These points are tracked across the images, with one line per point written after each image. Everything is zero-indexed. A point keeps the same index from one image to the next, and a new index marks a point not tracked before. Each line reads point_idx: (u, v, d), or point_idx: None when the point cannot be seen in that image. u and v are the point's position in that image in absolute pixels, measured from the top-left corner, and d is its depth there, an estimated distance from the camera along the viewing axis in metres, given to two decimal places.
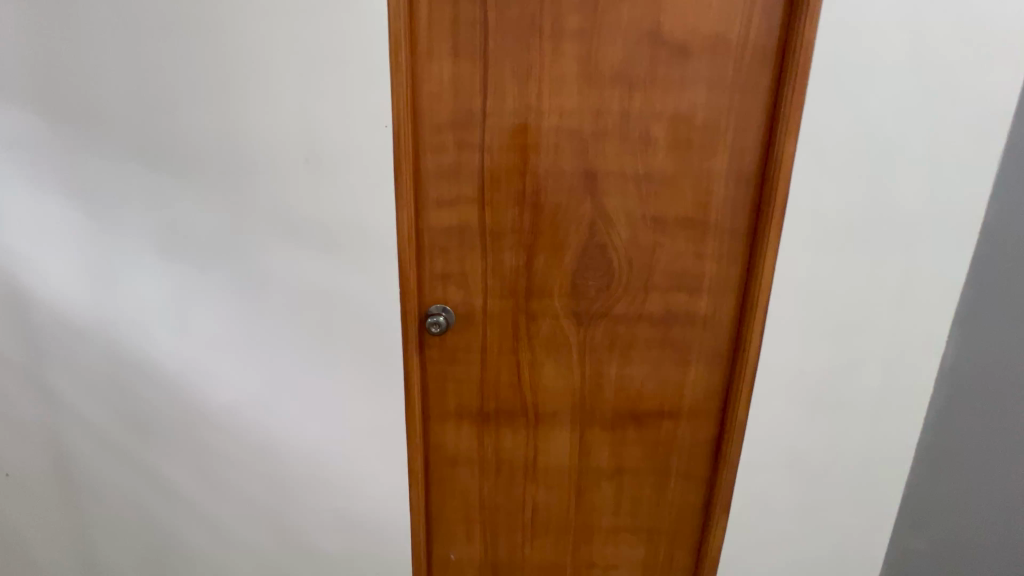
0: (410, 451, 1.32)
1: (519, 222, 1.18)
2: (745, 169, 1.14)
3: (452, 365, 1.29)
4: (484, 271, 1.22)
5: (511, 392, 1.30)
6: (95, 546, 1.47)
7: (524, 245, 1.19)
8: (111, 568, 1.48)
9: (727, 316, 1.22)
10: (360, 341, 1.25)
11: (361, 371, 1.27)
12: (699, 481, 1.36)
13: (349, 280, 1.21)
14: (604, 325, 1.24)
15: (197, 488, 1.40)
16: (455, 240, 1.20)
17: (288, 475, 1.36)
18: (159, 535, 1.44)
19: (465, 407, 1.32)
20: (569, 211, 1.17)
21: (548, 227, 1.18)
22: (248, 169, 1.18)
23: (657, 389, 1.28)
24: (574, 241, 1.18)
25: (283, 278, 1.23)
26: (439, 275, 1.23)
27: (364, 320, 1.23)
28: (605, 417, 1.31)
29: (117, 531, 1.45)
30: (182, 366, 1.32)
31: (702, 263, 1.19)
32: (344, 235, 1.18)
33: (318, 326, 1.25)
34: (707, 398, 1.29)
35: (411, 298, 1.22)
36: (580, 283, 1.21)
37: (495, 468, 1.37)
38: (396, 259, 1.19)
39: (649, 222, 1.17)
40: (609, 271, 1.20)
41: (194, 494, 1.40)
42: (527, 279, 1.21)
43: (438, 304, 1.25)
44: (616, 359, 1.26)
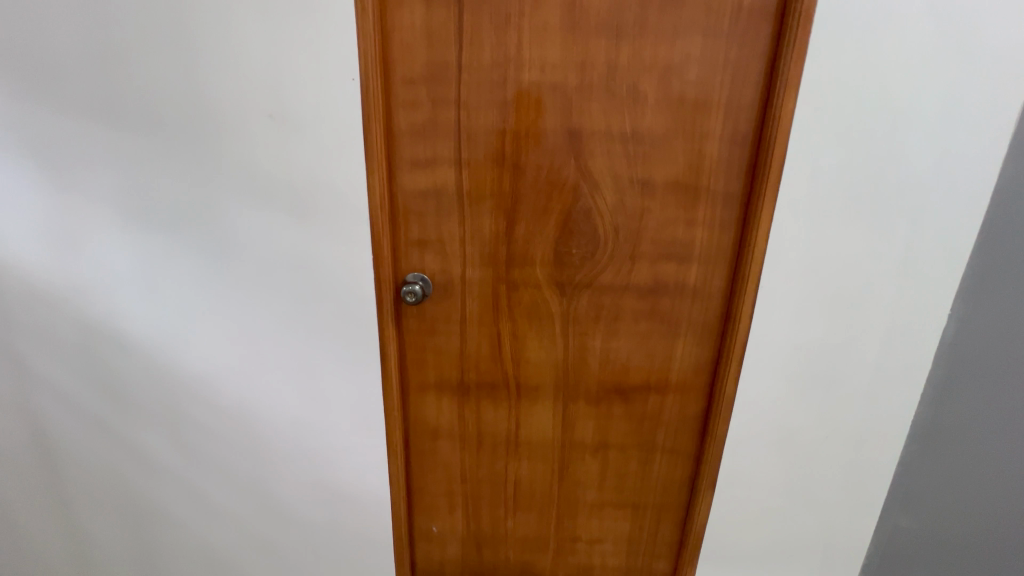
0: (388, 423, 1.29)
1: (500, 188, 1.11)
2: (740, 129, 1.05)
3: (430, 336, 1.24)
4: (463, 238, 1.15)
5: (491, 365, 1.26)
6: (76, 515, 1.46)
7: (505, 211, 1.13)
8: (95, 537, 1.48)
9: (718, 287, 1.16)
10: (335, 310, 1.20)
11: (338, 342, 1.23)
12: (685, 456, 1.32)
13: (322, 246, 1.15)
14: (589, 298, 1.18)
15: (175, 458, 1.38)
16: (431, 205, 1.14)
17: (267, 446, 1.34)
18: (141, 504, 1.43)
19: (445, 379, 1.28)
20: (551, 174, 1.10)
21: (530, 192, 1.11)
22: (212, 128, 1.11)
23: (644, 362, 1.23)
24: (557, 208, 1.12)
25: (253, 245, 1.18)
26: (415, 242, 1.17)
27: (338, 289, 1.18)
28: (589, 390, 1.27)
29: (97, 499, 1.44)
30: (153, 334, 1.28)
31: (693, 230, 1.12)
32: (315, 198, 1.12)
33: (290, 295, 1.20)
34: (694, 373, 1.24)
35: (386, 267, 1.16)
36: (562, 255, 1.15)
37: (476, 441, 1.34)
38: (370, 224, 1.13)
39: (637, 188, 1.09)
40: (594, 238, 1.13)
41: (172, 464, 1.38)
42: (508, 247, 1.15)
43: (414, 273, 1.19)
44: (602, 334, 1.21)
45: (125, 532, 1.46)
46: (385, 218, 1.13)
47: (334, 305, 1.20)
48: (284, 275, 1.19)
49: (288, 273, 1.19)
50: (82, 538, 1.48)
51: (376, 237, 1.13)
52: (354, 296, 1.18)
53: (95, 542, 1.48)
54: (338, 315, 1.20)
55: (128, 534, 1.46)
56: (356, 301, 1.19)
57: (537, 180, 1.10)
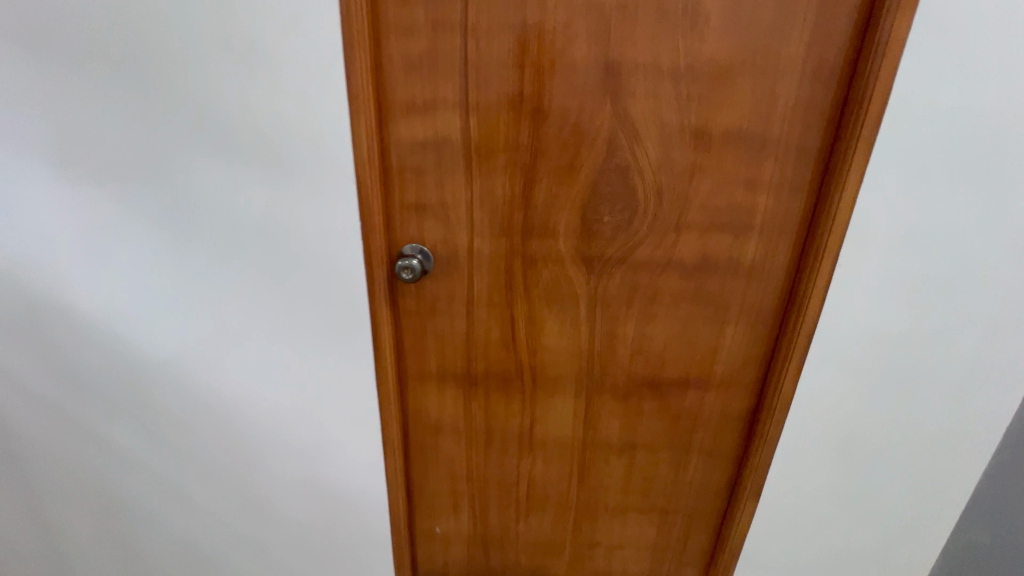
0: (384, 417, 1.12)
1: (516, 139, 0.90)
2: (827, 64, 0.82)
3: (430, 319, 1.05)
4: (470, 203, 0.95)
5: (503, 353, 1.07)
6: (38, 513, 1.31)
7: (522, 169, 0.92)
8: (63, 535, 1.33)
9: (782, 265, 0.95)
10: (318, 288, 1.01)
11: (323, 325, 1.05)
12: (725, 460, 1.14)
13: (300, 211, 0.95)
14: (621, 277, 0.98)
15: (145, 451, 1.22)
16: (431, 161, 0.93)
17: (249, 440, 1.18)
18: (112, 500, 1.28)
19: (448, 368, 1.10)
20: (580, 123, 0.88)
21: (552, 145, 0.89)
22: (156, 61, 0.89)
23: (684, 353, 1.04)
24: (587, 165, 0.90)
25: (218, 209, 0.98)
26: (412, 207, 0.96)
27: (321, 263, 0.99)
28: (617, 384, 1.08)
29: (62, 495, 1.29)
30: (108, 315, 1.09)
31: (755, 194, 0.90)
32: (290, 152, 0.91)
33: (266, 270, 1.01)
34: (743, 368, 1.05)
35: (378, 237, 0.96)
36: (591, 225, 0.94)
37: (484, 438, 1.17)
38: (358, 184, 0.92)
39: (688, 141, 0.87)
40: (632, 204, 0.92)
41: (143, 457, 1.23)
42: (525, 213, 0.95)
43: (412, 244, 0.99)
44: (634, 320, 1.01)
45: (96, 530, 1.32)
46: (376, 178, 0.92)
47: (317, 282, 1.01)
48: (257, 246, 0.99)
49: (262, 245, 0.99)
50: (48, 537, 1.34)
51: (364, 200, 0.93)
52: (341, 272, 0.99)
53: (63, 541, 1.34)
54: (323, 294, 1.02)
55: (99, 531, 1.32)
56: (343, 277, 0.99)
57: (563, 130, 0.88)
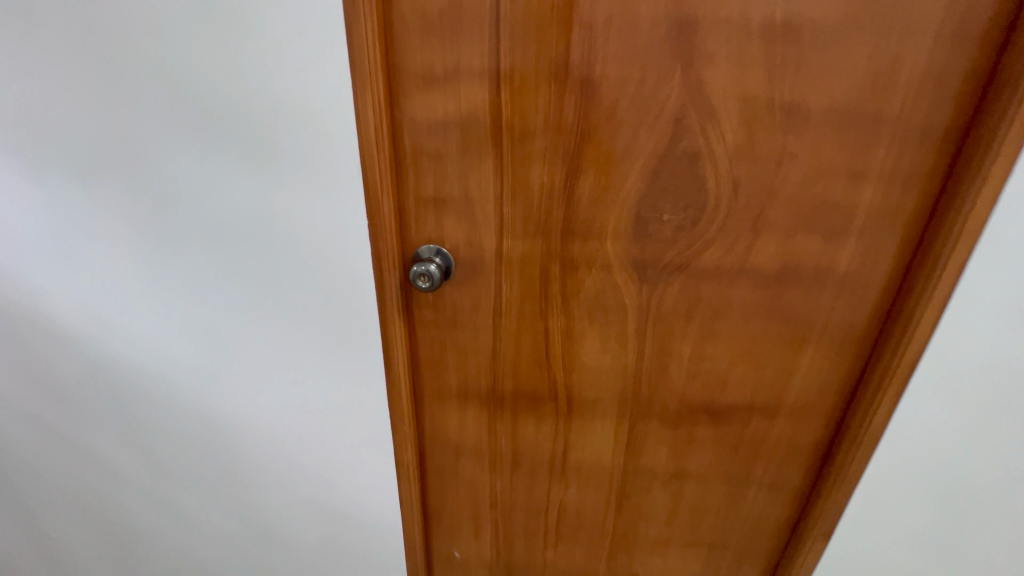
0: (397, 437, 0.99)
1: (558, 118, 0.72)
2: (974, 15, 0.62)
3: (451, 331, 0.90)
4: (500, 197, 0.78)
5: (534, 370, 0.92)
6: (45, 515, 1.26)
7: (564, 155, 0.74)
8: (69, 538, 1.28)
9: (882, 274, 0.77)
10: (322, 295, 0.87)
11: (329, 335, 0.91)
12: (789, 494, 0.99)
13: (299, 206, 0.81)
14: (680, 286, 0.81)
15: (141, 464, 1.13)
16: (452, 144, 0.75)
17: (250, 456, 1.06)
18: (114, 507, 1.21)
19: (471, 385, 0.95)
20: (639, 97, 0.70)
21: (603, 125, 0.72)
22: (126, 26, 0.74)
23: (749, 374, 0.88)
24: (646, 150, 0.73)
25: (208, 203, 0.84)
26: (430, 201, 0.80)
27: (324, 266, 0.84)
28: (666, 407, 0.93)
29: (66, 500, 1.23)
30: (94, 319, 0.98)
31: (858, 186, 0.72)
32: (286, 136, 0.77)
33: (264, 271, 0.87)
34: (820, 393, 0.88)
35: (390, 236, 0.80)
36: (647, 223, 0.77)
37: (510, 461, 1.03)
38: (364, 173, 0.76)
39: (777, 120, 0.69)
40: (699, 198, 0.74)
41: (139, 470, 1.14)
42: (565, 209, 0.78)
43: (429, 245, 0.83)
44: (692, 335, 0.85)
45: (101, 536, 1.26)
46: (385, 165, 0.76)
47: (322, 287, 0.86)
48: (252, 244, 0.86)
49: (258, 243, 0.85)
50: (57, 538, 1.29)
51: (372, 192, 0.77)
52: (348, 276, 0.85)
53: (70, 543, 1.29)
54: (327, 300, 0.87)
55: (104, 538, 1.26)
56: (350, 281, 0.85)
57: (617, 106, 0.71)
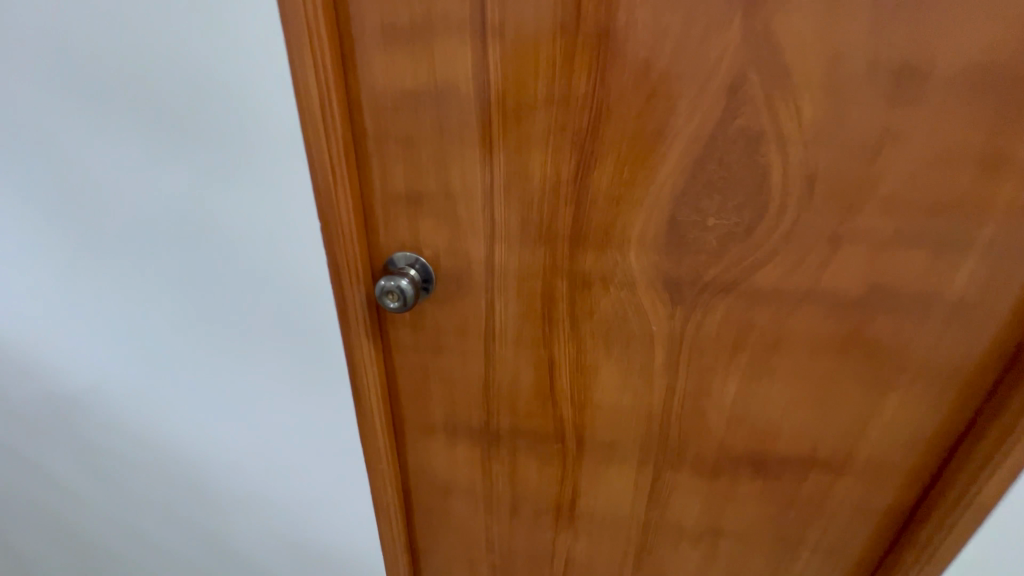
0: (375, 476, 0.84)
1: (566, 89, 0.53)
2: None
3: (434, 357, 0.74)
4: (490, 194, 0.60)
5: (536, 406, 0.75)
6: (26, 521, 1.21)
7: (574, 140, 0.55)
8: (53, 544, 1.23)
9: (1011, 303, 0.56)
10: (279, 315, 0.72)
11: (290, 358, 0.76)
12: (853, 563, 0.79)
13: (244, 208, 0.64)
14: (725, 312, 0.62)
15: (111, 479, 1.04)
16: (426, 125, 0.57)
17: (221, 478, 0.95)
18: (90, 516, 1.13)
19: (460, 420, 0.79)
20: (680, 59, 0.50)
21: (627, 98, 0.53)
22: None
23: (812, 423, 0.68)
24: (687, 134, 0.53)
25: (140, 203, 0.68)
26: (401, 199, 0.62)
27: (279, 281, 0.68)
28: (701, 456, 0.74)
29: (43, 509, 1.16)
30: (38, 330, 0.86)
31: (991, 183, 0.51)
32: (221, 120, 0.59)
33: (209, 283, 0.72)
34: (905, 450, 0.68)
35: (350, 244, 0.63)
36: (684, 232, 0.58)
37: (509, 504, 0.87)
38: (312, 164, 0.58)
39: (879, 88, 0.48)
40: (758, 199, 0.55)
41: (111, 484, 1.05)
42: (575, 210, 0.59)
43: (400, 252, 0.65)
44: (739, 373, 0.66)
45: (84, 544, 1.20)
46: (339, 153, 0.58)
47: (275, 304, 0.71)
48: (192, 250, 0.70)
49: (198, 249, 0.70)
50: (41, 545, 1.24)
51: (323, 188, 0.59)
52: (304, 292, 0.68)
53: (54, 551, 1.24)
54: (283, 318, 0.72)
55: (87, 547, 1.20)
56: (306, 299, 0.69)
57: (649, 72, 0.51)
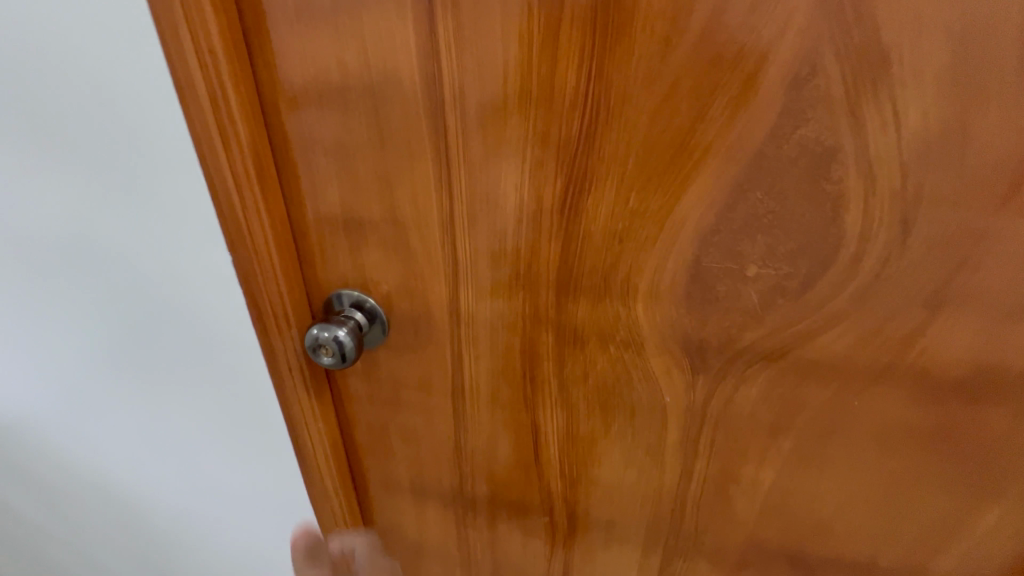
0: (333, 536, 0.72)
1: (548, 85, 0.37)
2: None
3: (394, 411, 0.60)
4: (451, 223, 0.45)
5: (517, 474, 0.61)
6: None
7: (562, 158, 0.39)
8: None
9: None
10: (208, 360, 0.59)
11: (222, 405, 0.63)
12: None
13: (147, 238, 0.50)
14: (764, 385, 0.46)
15: (40, 525, 0.91)
16: (362, 132, 0.42)
17: (161, 527, 0.84)
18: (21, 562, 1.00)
19: (428, 483, 0.66)
20: (718, 38, 0.33)
21: (637, 97, 0.36)
22: None
23: (874, 526, 0.52)
24: (722, 151, 0.37)
25: (20, 227, 0.54)
26: (339, 226, 0.48)
27: (201, 323, 0.55)
28: (723, 549, 0.59)
29: None
30: None
31: None
32: (103, 127, 0.45)
33: (110, 323, 0.58)
34: (996, 565, 0.51)
35: (274, 281, 0.49)
36: (713, 283, 0.42)
37: (489, 574, 0.74)
38: (213, 183, 0.44)
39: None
40: (823, 243, 0.38)
41: (40, 531, 0.92)
42: (563, 249, 0.43)
43: (340, 293, 0.51)
44: (779, 460, 0.50)
45: None
46: (250, 167, 0.44)
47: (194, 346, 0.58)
48: (82, 283, 0.56)
49: (91, 282, 0.56)
50: None
51: (232, 214, 0.45)
52: (226, 334, 0.55)
53: None
54: (213, 364, 0.59)
55: None
56: (230, 341, 0.56)
57: (670, 60, 0.35)
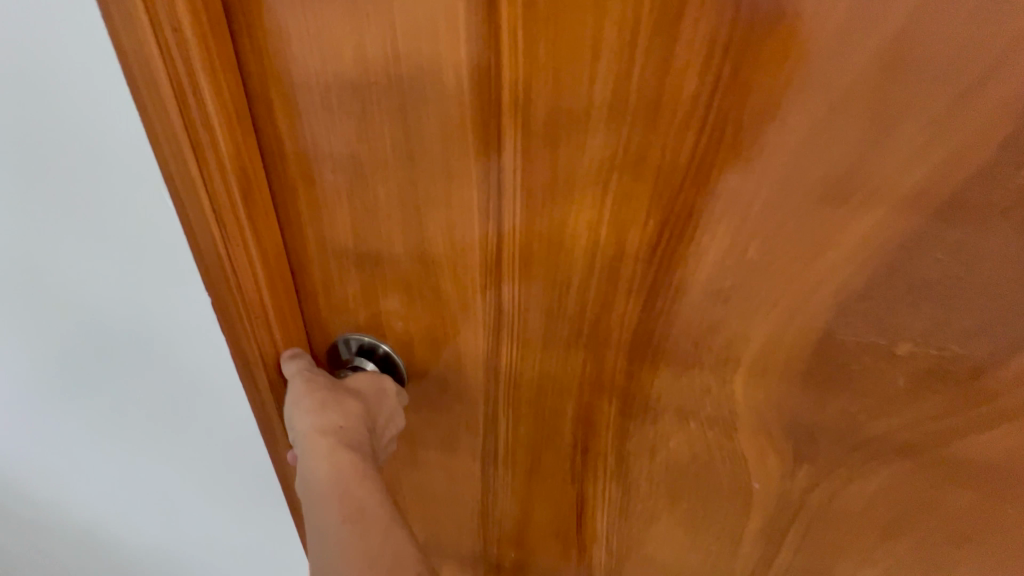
0: None
1: (654, 95, 0.26)
2: None
3: (407, 471, 0.50)
4: (496, 268, 0.34)
5: (551, 546, 0.52)
6: None
7: (660, 194, 0.29)
8: None
9: None
10: (173, 421, 0.46)
11: (189, 467, 0.51)
12: None
13: (77, 277, 0.37)
14: (887, 481, 0.36)
15: None
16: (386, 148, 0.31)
17: None
18: None
19: (444, 545, 0.56)
20: (926, 38, 0.23)
21: (781, 117, 0.25)
22: None
23: None
24: (893, 196, 0.26)
25: None
26: (350, 263, 0.37)
27: (162, 380, 0.43)
28: None
29: None
30: None
31: None
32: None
33: (25, 378, 0.44)
34: None
35: (266, 330, 0.38)
36: (846, 361, 0.32)
37: None
38: (182, 211, 0.32)
39: None
40: (1014, 322, 0.28)
41: None
42: (646, 306, 0.33)
43: (347, 337, 0.41)
44: (883, 564, 0.41)
45: None
46: (233, 189, 0.32)
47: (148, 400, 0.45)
48: None
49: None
50: None
51: (207, 251, 0.34)
52: (191, 387, 0.43)
53: None
54: (178, 425, 0.46)
55: None
56: (197, 395, 0.43)
57: (842, 67, 0.24)
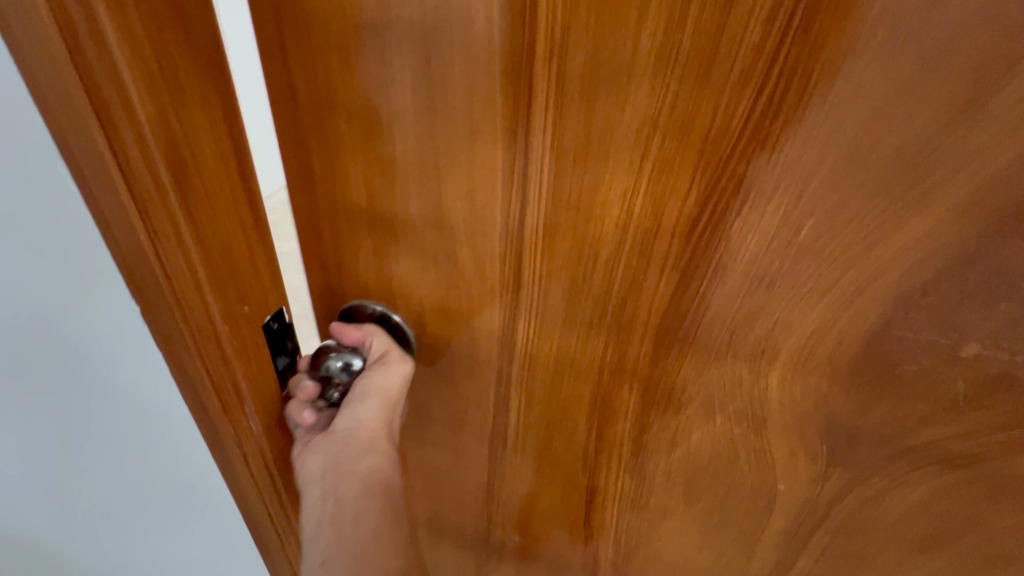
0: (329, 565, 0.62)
1: (708, 44, 0.23)
2: None
3: (412, 446, 0.49)
4: (516, 240, 0.32)
5: (555, 532, 0.50)
6: None
7: (705, 160, 0.26)
8: None
9: None
10: (117, 437, 0.41)
11: (136, 487, 0.46)
12: None
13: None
14: (928, 492, 0.33)
15: None
16: (404, 103, 0.29)
17: None
18: None
19: (446, 523, 0.55)
20: None
21: (854, 78, 0.22)
22: None
23: None
24: (982, 173, 0.23)
25: None
26: (362, 229, 0.35)
27: (103, 391, 0.38)
28: None
29: None
30: None
31: None
32: None
33: None
34: None
35: (212, 345, 0.33)
36: (898, 360, 0.29)
37: None
38: (95, 198, 0.27)
39: None
40: None
41: None
42: (678, 289, 0.30)
43: (359, 302, 0.39)
44: None
45: None
46: (165, 173, 0.27)
47: (80, 408, 0.40)
48: None
49: None
50: None
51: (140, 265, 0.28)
52: (133, 394, 0.37)
53: None
54: (125, 442, 0.42)
55: None
56: (142, 409, 0.39)
57: (934, 18, 0.20)
